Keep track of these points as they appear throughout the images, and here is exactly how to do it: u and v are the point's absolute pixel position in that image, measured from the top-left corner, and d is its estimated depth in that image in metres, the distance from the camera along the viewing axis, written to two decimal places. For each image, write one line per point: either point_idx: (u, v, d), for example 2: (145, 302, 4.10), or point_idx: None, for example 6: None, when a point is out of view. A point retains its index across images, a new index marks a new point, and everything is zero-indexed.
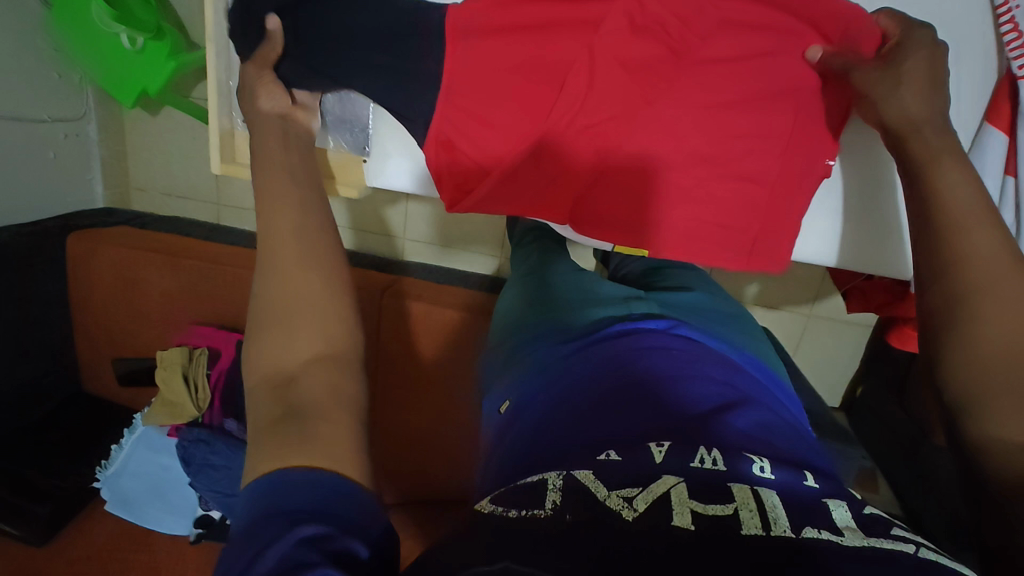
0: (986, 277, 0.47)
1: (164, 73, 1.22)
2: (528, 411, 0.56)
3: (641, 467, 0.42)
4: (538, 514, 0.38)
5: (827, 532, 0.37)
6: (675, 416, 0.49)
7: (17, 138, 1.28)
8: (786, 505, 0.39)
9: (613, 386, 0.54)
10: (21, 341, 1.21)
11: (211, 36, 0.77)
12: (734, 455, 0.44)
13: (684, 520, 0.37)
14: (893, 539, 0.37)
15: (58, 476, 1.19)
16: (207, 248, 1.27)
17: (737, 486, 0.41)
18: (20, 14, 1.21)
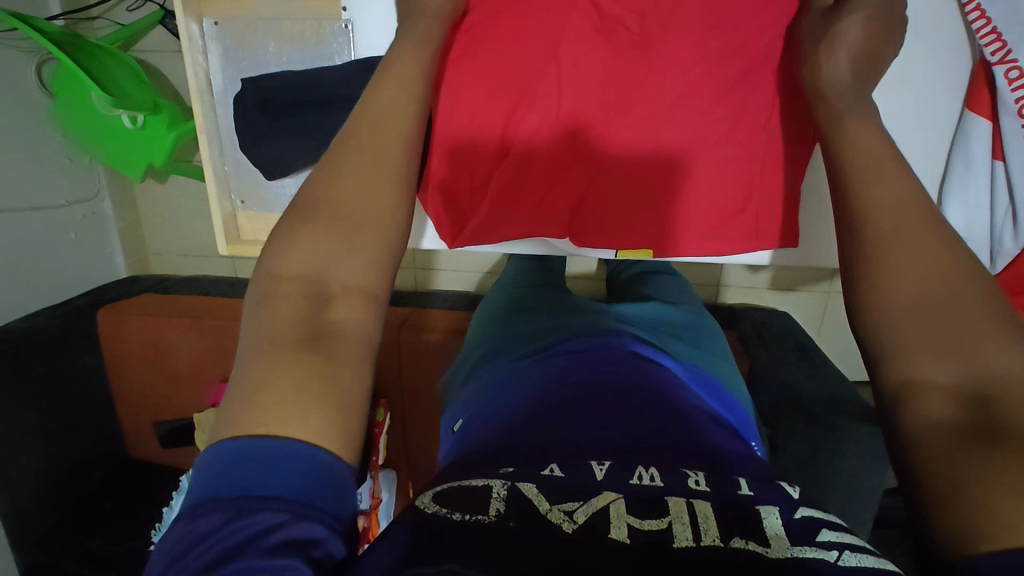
0: (888, 220, 0.44)
1: (165, 145, 1.25)
2: (485, 423, 0.60)
3: (581, 485, 0.45)
4: (481, 519, 0.40)
5: (755, 542, 0.40)
6: (611, 439, 0.52)
7: (39, 224, 1.34)
8: (718, 514, 0.42)
9: (565, 400, 0.58)
10: (67, 416, 1.27)
11: (200, 127, 0.79)
12: (671, 472, 0.48)
13: (619, 534, 0.40)
14: (816, 547, 0.39)
15: (116, 543, 1.24)
16: (228, 305, 1.31)
17: (672, 499, 0.43)
18: (28, 109, 1.28)
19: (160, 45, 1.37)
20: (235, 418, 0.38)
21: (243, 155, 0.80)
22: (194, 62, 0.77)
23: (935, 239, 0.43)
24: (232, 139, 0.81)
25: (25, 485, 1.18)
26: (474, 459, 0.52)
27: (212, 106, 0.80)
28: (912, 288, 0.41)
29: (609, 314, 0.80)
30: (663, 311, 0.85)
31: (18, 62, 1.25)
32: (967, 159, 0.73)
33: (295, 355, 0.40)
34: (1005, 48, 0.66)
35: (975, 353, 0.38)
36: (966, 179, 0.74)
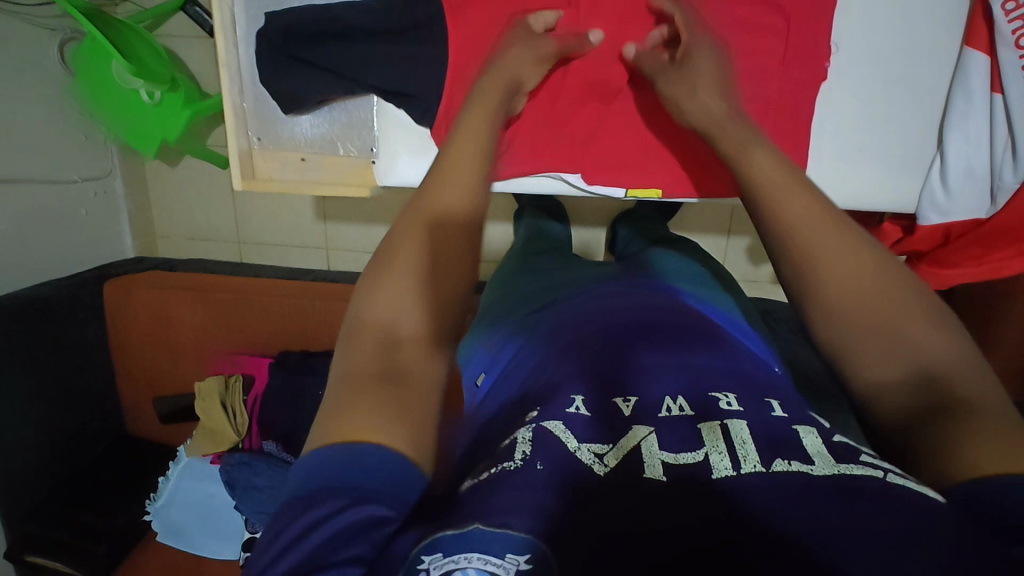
0: (806, 252, 0.48)
1: (181, 121, 1.28)
2: (500, 383, 0.62)
3: (613, 423, 0.46)
4: (509, 466, 0.41)
5: (797, 463, 0.40)
6: (637, 372, 0.53)
7: (48, 197, 1.35)
8: (756, 439, 0.43)
9: (587, 340, 0.60)
10: (68, 386, 1.26)
11: (224, 62, 0.81)
12: (700, 402, 0.49)
13: (654, 472, 0.41)
14: (862, 465, 0.40)
15: (111, 515, 1.22)
16: (234, 281, 1.32)
17: (706, 426, 0.45)
18: (48, 83, 1.32)
19: (180, 31, 1.42)
20: (327, 430, 0.41)
21: (264, 90, 0.82)
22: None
23: (855, 255, 0.48)
24: (253, 77, 0.83)
25: (20, 449, 1.16)
26: (504, 417, 0.54)
27: (234, 43, 0.81)
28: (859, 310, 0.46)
29: (615, 268, 0.85)
30: (664, 263, 0.89)
31: (42, 38, 1.29)
32: (966, 93, 0.73)
33: (360, 399, 0.42)
34: None
35: (917, 350, 0.44)
36: (966, 115, 0.73)
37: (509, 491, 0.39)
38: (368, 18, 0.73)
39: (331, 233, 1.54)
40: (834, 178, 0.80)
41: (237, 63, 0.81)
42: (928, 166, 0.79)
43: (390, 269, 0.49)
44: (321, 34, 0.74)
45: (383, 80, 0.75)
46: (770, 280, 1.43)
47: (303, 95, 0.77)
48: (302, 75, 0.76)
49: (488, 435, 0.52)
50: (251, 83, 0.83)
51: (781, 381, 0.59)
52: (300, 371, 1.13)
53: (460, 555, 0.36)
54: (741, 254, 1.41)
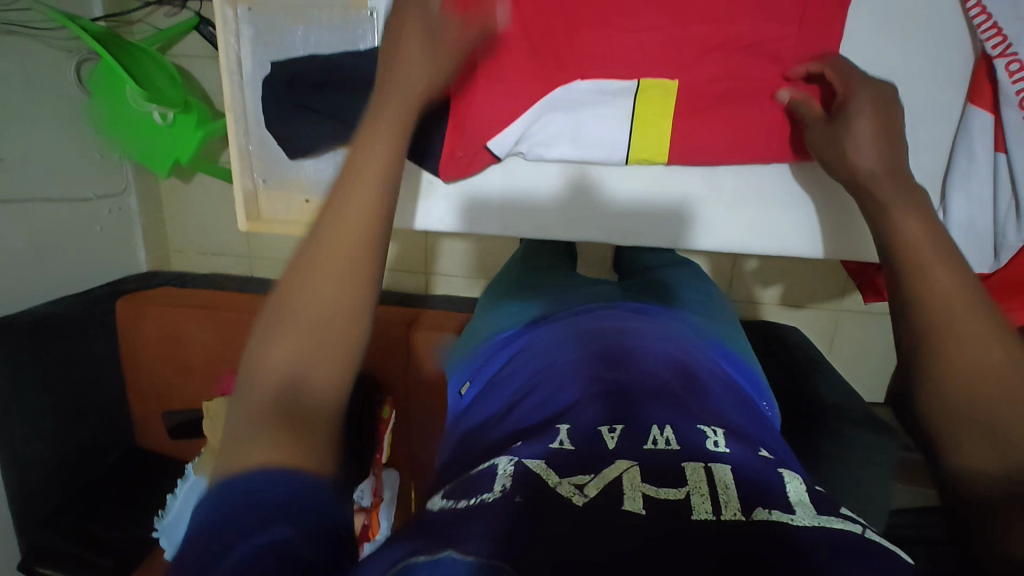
0: (912, 262, 0.50)
1: (194, 142, 1.31)
2: (495, 393, 0.64)
3: (594, 457, 0.46)
4: (487, 497, 0.43)
5: (779, 512, 0.41)
6: (629, 395, 0.54)
7: (64, 215, 1.38)
8: (738, 484, 0.43)
9: (583, 359, 0.60)
10: (79, 402, 1.29)
11: (229, 103, 0.81)
12: (687, 432, 0.49)
13: (634, 505, 0.41)
14: (842, 519, 0.41)
15: (117, 528, 1.24)
16: (241, 300, 1.33)
17: (690, 466, 0.45)
18: (65, 104, 1.35)
19: (194, 51, 1.44)
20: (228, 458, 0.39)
21: (268, 132, 0.82)
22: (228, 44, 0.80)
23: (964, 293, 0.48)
24: (258, 118, 0.84)
25: (33, 464, 1.19)
26: (494, 434, 0.55)
27: (241, 86, 0.82)
28: (971, 369, 0.45)
29: (612, 288, 0.86)
30: (673, 285, 0.90)
31: (60, 59, 1.32)
32: (968, 151, 0.73)
33: (254, 425, 0.39)
34: (1006, 42, 0.66)
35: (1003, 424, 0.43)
36: (968, 173, 0.73)
37: (489, 521, 0.40)
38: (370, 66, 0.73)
39: None
40: (844, 223, 0.80)
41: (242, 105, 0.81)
42: None
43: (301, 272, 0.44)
44: (324, 82, 0.74)
45: None
46: (777, 302, 1.42)
47: (307, 142, 0.78)
48: (303, 122, 0.76)
49: (464, 463, 0.52)
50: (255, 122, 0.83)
51: (770, 421, 0.59)
52: None
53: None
54: (748, 277, 1.41)
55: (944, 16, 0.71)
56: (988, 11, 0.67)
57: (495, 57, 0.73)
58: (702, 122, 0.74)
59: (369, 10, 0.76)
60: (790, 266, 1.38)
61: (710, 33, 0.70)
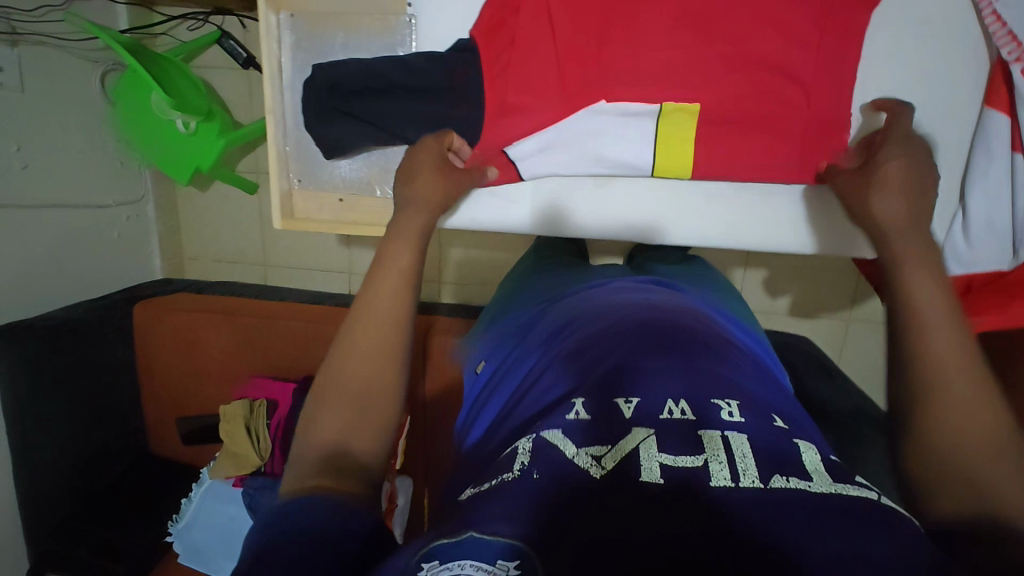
0: (911, 313, 0.52)
1: (216, 150, 1.33)
2: (511, 374, 0.65)
3: (612, 426, 0.48)
4: (507, 477, 0.44)
5: (796, 479, 0.43)
6: (641, 367, 0.55)
7: (84, 221, 1.40)
8: (755, 452, 0.45)
9: (595, 336, 0.61)
10: (94, 407, 1.29)
11: (271, 107, 0.83)
12: (703, 405, 0.50)
13: (650, 475, 0.43)
14: (857, 485, 0.43)
15: (132, 535, 1.23)
16: (259, 306, 1.35)
17: (707, 435, 0.46)
18: (89, 113, 1.37)
19: (216, 62, 1.48)
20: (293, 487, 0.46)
21: (307, 134, 0.84)
22: (270, 50, 0.82)
23: (956, 354, 0.50)
24: (298, 121, 0.85)
25: (46, 468, 1.19)
26: (512, 417, 0.56)
27: (284, 91, 0.84)
28: (955, 421, 0.47)
29: (623, 270, 0.88)
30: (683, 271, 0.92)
31: (85, 69, 1.35)
32: (987, 152, 0.75)
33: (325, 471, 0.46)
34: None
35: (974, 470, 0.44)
36: (986, 173, 0.76)
37: (506, 502, 0.42)
38: (410, 76, 0.77)
39: (353, 258, 1.58)
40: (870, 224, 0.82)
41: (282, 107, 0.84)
42: (950, 222, 0.80)
43: (357, 331, 0.53)
44: (365, 88, 0.77)
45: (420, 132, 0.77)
46: (787, 312, 1.43)
47: (343, 143, 0.80)
48: (343, 125, 0.79)
49: (488, 449, 0.54)
50: (294, 125, 0.85)
51: (783, 388, 0.61)
52: None
53: (456, 562, 0.40)
54: (758, 287, 1.42)
55: (960, 27, 0.74)
56: (1005, 20, 0.70)
57: (526, 68, 0.75)
58: (728, 136, 0.76)
59: (407, 15, 0.79)
60: (800, 276, 1.40)
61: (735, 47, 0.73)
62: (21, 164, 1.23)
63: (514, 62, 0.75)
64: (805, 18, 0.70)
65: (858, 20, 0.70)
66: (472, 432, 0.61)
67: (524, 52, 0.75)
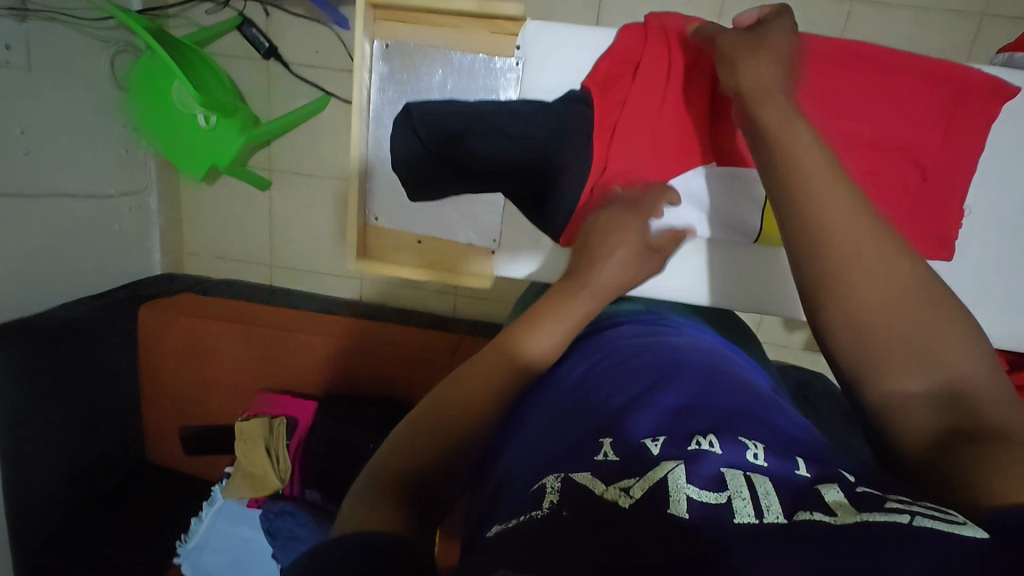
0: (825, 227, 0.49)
1: (235, 147, 1.25)
2: (513, 414, 0.54)
3: (639, 462, 0.37)
4: (536, 515, 0.34)
5: (821, 513, 0.32)
6: (673, 402, 0.44)
7: (84, 213, 1.31)
8: (780, 491, 0.35)
9: (617, 372, 0.51)
10: (92, 413, 1.21)
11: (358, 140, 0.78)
12: (733, 439, 0.39)
13: (677, 508, 0.33)
14: (885, 511, 0.31)
15: (131, 552, 1.16)
16: (276, 315, 1.29)
17: (730, 472, 0.36)
18: (98, 98, 1.28)
19: (234, 50, 1.39)
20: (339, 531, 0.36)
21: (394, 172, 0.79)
22: (360, 84, 0.77)
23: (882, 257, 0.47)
24: (383, 155, 0.80)
25: (40, 478, 1.11)
26: (518, 457, 0.44)
27: (369, 126, 0.79)
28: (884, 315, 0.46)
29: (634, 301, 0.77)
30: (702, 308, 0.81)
31: (95, 50, 1.25)
32: None
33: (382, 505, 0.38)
34: None
35: (941, 352, 0.43)
36: None
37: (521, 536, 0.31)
38: (513, 120, 0.63)
39: None
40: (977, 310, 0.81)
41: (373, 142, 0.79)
42: None
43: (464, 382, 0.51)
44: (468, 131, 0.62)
45: None
46: (802, 347, 1.46)
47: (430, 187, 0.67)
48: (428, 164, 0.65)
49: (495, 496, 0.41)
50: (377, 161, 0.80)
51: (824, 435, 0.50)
52: (349, 422, 1.10)
53: None
54: (777, 323, 1.44)
55: None
56: None
57: (644, 126, 0.69)
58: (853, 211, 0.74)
59: (516, 58, 0.73)
60: None
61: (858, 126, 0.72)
62: (23, 150, 1.14)
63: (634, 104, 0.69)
64: (933, 106, 0.72)
65: (988, 113, 0.72)
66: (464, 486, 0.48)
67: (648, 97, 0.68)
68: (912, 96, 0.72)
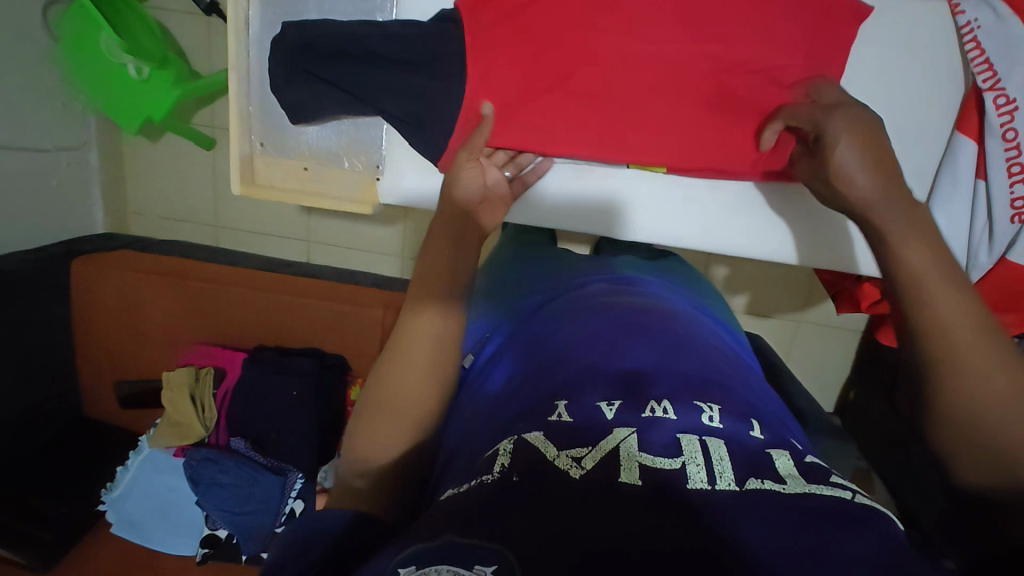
0: None
1: (168, 100, 1.24)
2: (497, 366, 0.60)
3: (596, 426, 0.44)
4: (487, 479, 0.40)
5: (770, 481, 0.39)
6: (628, 368, 0.51)
7: (17, 165, 1.29)
8: (732, 456, 0.41)
9: (587, 334, 0.57)
10: (24, 366, 1.20)
11: (235, 61, 0.79)
12: (687, 405, 0.46)
13: (630, 476, 0.39)
14: (831, 486, 0.40)
15: (62, 501, 1.16)
16: (211, 270, 1.28)
17: (686, 438, 0.43)
18: (26, 45, 1.25)
19: (172, 3, 1.37)
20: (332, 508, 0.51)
21: (272, 96, 0.80)
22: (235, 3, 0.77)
23: None
24: (263, 77, 0.80)
25: None
26: (497, 413, 0.52)
27: (248, 45, 0.79)
28: None
29: (606, 256, 0.86)
30: (668, 259, 0.88)
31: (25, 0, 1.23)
32: (953, 175, 0.74)
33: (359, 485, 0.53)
34: (995, 77, 0.69)
35: None
36: (950, 196, 0.74)
37: (487, 500, 0.38)
38: (392, 45, 0.68)
39: (312, 225, 1.52)
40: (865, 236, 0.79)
41: (252, 62, 0.80)
42: None
43: (405, 343, 0.56)
44: (345, 55, 0.69)
45: (395, 106, 0.70)
46: (743, 310, 1.48)
47: (314, 110, 0.72)
48: (316, 94, 0.71)
49: (473, 450, 0.49)
50: (257, 85, 0.81)
51: (755, 380, 0.59)
52: (272, 372, 1.11)
53: (432, 567, 0.36)
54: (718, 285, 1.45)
55: (942, 54, 0.73)
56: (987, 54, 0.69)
57: (509, 53, 0.69)
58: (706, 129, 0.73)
59: None
60: (758, 277, 1.44)
61: (726, 53, 0.68)
62: None
63: (496, 33, 0.69)
64: (799, 25, 0.67)
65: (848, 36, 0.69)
66: (450, 424, 0.58)
67: (513, 29, 0.68)
68: (781, 15, 0.67)
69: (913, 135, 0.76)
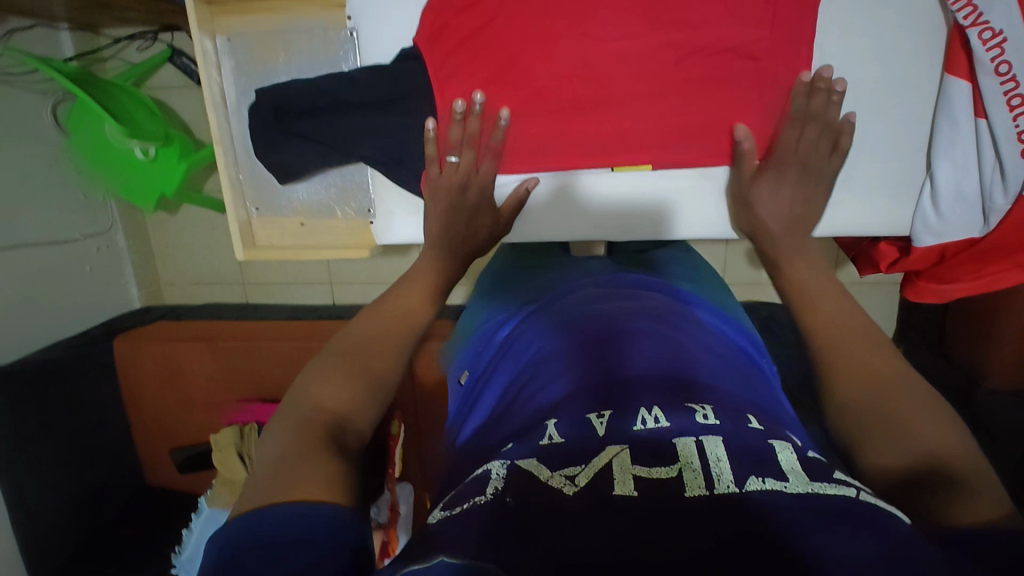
0: None
1: (177, 174, 1.29)
2: (492, 381, 0.58)
3: (589, 442, 0.39)
4: (478, 501, 0.36)
5: (772, 480, 0.34)
6: (622, 376, 0.48)
7: (51, 258, 1.37)
8: (730, 454, 0.37)
9: (579, 339, 0.54)
10: (85, 445, 1.26)
11: (217, 134, 0.82)
12: (678, 408, 0.42)
13: (625, 488, 0.35)
14: (835, 483, 0.35)
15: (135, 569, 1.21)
16: (240, 328, 1.33)
17: (681, 442, 0.38)
18: (44, 146, 1.33)
19: (169, 81, 1.43)
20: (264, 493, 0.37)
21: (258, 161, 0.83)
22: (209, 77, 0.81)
23: None
24: (247, 147, 0.84)
25: (41, 514, 1.16)
26: (489, 434, 0.49)
27: (227, 117, 0.83)
28: None
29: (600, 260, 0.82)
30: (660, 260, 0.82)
31: (36, 104, 1.31)
32: (950, 118, 0.71)
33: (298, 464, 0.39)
34: (976, 11, 0.65)
35: None
36: (952, 141, 0.71)
37: (469, 529, 0.34)
38: (356, 91, 0.74)
39: (333, 267, 1.55)
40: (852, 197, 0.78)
41: (230, 131, 0.83)
42: (920, 191, 0.77)
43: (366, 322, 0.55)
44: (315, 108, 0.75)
45: (372, 148, 0.75)
46: None
47: (296, 166, 0.78)
48: (296, 149, 0.78)
49: (469, 464, 0.46)
50: (245, 154, 0.85)
51: (765, 382, 0.53)
52: None
53: None
54: None
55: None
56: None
57: (470, 79, 0.73)
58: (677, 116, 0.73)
59: (350, 29, 0.77)
60: None
61: (687, 39, 0.70)
62: None
63: (456, 64, 0.73)
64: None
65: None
66: (460, 434, 0.56)
67: (471, 61, 0.72)
68: None
69: (900, 80, 0.73)
